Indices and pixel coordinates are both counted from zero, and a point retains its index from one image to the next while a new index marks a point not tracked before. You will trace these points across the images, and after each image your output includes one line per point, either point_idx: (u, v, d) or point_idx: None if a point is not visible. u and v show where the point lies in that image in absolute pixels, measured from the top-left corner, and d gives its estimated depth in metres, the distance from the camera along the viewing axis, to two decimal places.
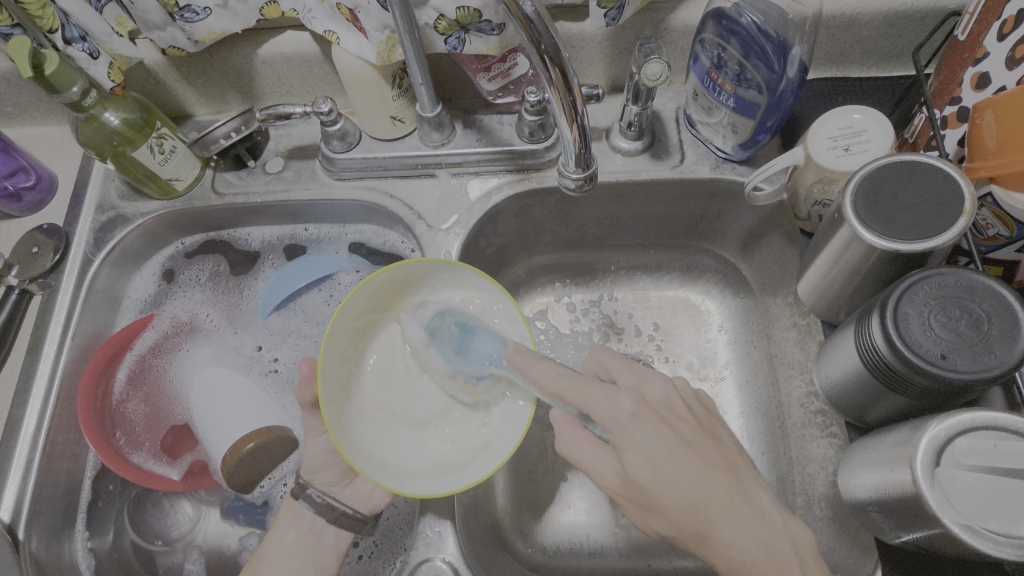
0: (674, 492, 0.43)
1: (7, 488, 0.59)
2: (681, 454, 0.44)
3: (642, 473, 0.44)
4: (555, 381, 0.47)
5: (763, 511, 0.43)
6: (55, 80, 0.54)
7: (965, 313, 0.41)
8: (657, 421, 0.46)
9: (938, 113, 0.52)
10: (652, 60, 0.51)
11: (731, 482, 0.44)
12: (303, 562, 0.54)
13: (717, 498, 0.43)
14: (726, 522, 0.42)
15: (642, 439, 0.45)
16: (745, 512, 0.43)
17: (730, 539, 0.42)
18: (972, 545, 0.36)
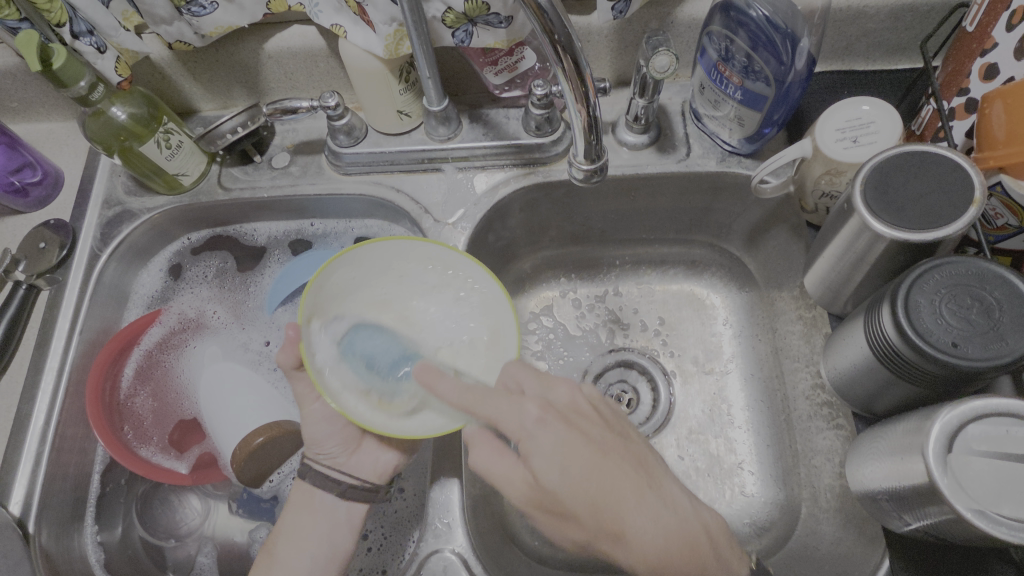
0: (569, 493, 0.43)
1: (17, 482, 0.59)
2: (582, 465, 0.44)
3: (551, 481, 0.43)
4: (462, 395, 0.47)
5: (669, 504, 0.44)
6: (63, 74, 0.54)
7: (976, 301, 0.41)
8: (557, 431, 0.45)
9: (946, 105, 0.52)
10: (660, 53, 0.52)
11: (630, 484, 0.44)
12: (316, 552, 0.53)
13: (539, 471, 0.44)
14: (609, 517, 0.43)
15: (541, 448, 0.44)
16: (652, 505, 0.44)
17: (633, 528, 0.43)
18: (984, 530, 0.37)
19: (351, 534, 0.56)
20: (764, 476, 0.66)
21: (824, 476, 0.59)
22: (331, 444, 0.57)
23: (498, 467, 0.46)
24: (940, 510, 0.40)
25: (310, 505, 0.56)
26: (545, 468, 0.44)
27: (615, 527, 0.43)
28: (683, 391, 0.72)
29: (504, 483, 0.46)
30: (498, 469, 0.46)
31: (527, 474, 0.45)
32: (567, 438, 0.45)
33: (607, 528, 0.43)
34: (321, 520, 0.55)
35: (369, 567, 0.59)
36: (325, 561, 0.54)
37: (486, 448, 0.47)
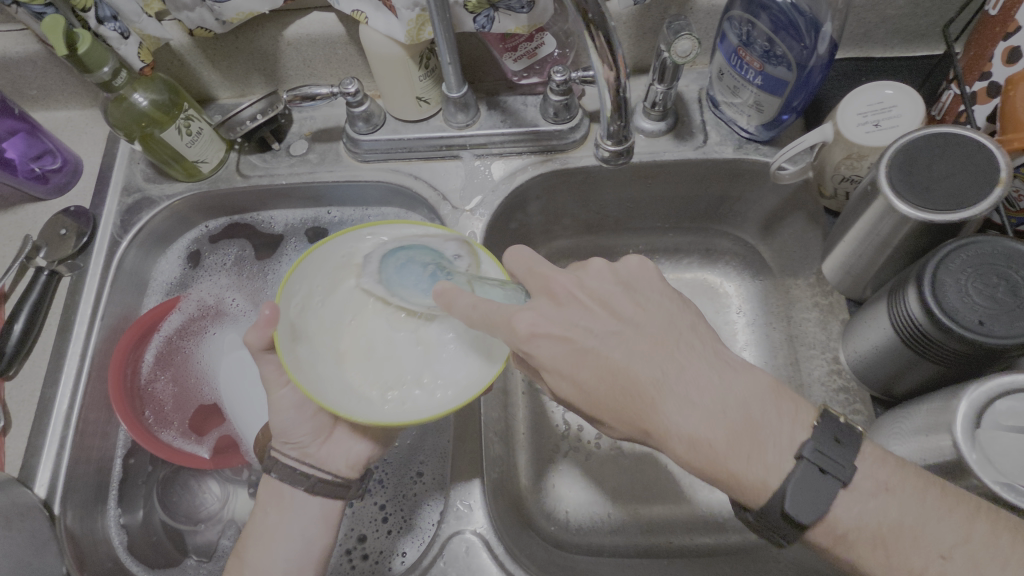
0: (600, 399, 0.43)
1: (41, 464, 0.60)
2: (600, 372, 0.43)
3: (566, 389, 0.45)
4: (476, 312, 0.45)
5: (689, 379, 0.42)
6: (87, 59, 0.55)
7: (1003, 280, 0.42)
8: (566, 347, 0.44)
9: (968, 89, 0.52)
10: (682, 37, 0.51)
11: (640, 372, 0.42)
12: (292, 540, 0.53)
13: (616, 397, 0.43)
14: (652, 426, 0.41)
15: (547, 352, 0.44)
16: (674, 388, 0.41)
17: (674, 420, 0.41)
18: (1012, 503, 0.37)
19: (328, 529, 0.55)
20: None
21: None
22: (300, 434, 0.56)
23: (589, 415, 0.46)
24: (969, 487, 0.40)
25: (278, 501, 0.55)
26: (570, 388, 0.45)
27: (651, 427, 0.42)
28: None
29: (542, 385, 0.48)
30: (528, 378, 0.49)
31: (564, 395, 0.46)
32: (577, 348, 0.44)
33: (645, 429, 0.42)
34: (291, 516, 0.54)
35: (389, 550, 0.60)
36: (303, 554, 0.53)
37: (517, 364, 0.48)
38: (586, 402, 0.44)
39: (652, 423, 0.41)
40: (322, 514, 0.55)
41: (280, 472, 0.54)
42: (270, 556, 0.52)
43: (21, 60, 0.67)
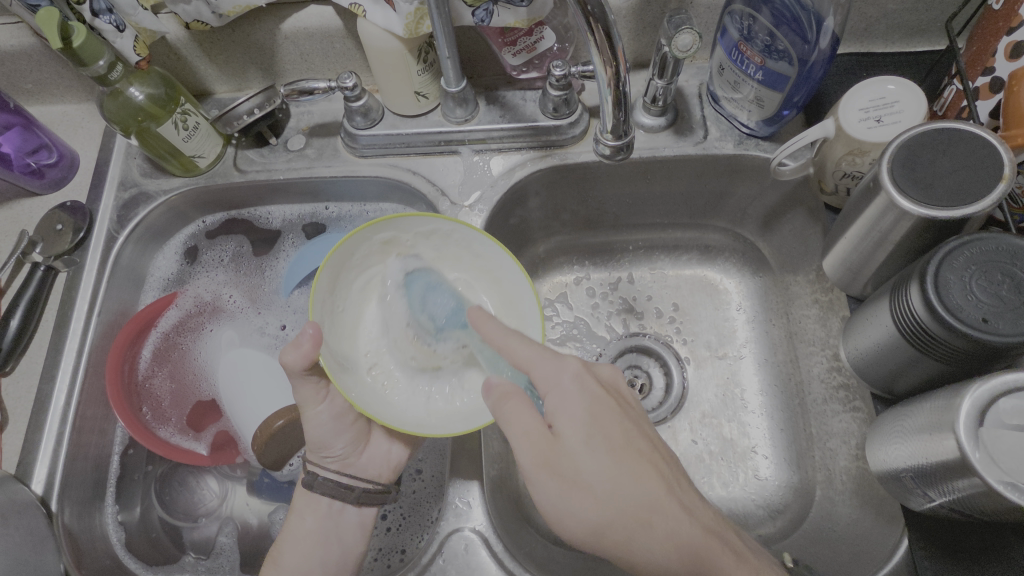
0: (591, 494, 0.43)
1: (39, 461, 0.60)
2: (604, 470, 0.44)
3: (581, 455, 0.44)
4: (503, 340, 0.48)
5: (689, 526, 0.43)
6: (82, 53, 0.54)
7: (1007, 277, 0.41)
8: (592, 433, 0.45)
9: (971, 84, 0.52)
10: (682, 31, 0.51)
11: (647, 499, 0.43)
12: (326, 548, 0.54)
13: (612, 499, 0.43)
14: (615, 540, 0.43)
15: (569, 409, 0.45)
16: (669, 534, 0.42)
17: (656, 560, 0.42)
18: (1015, 502, 0.37)
19: (361, 535, 0.56)
20: (777, 460, 0.66)
21: (839, 458, 0.60)
22: (337, 446, 0.57)
23: (562, 503, 0.44)
24: (969, 484, 0.40)
25: (316, 508, 0.55)
26: (566, 465, 0.44)
27: (630, 549, 0.43)
28: (696, 376, 0.72)
29: (522, 452, 0.45)
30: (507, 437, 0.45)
31: (553, 470, 0.44)
32: (602, 438, 0.45)
33: (625, 547, 0.43)
34: (330, 524, 0.55)
35: (389, 547, 0.60)
36: (336, 563, 0.54)
37: (511, 411, 0.45)
38: (570, 488, 0.44)
39: (622, 542, 0.43)
40: (359, 519, 0.56)
41: (320, 485, 0.55)
42: (309, 563, 0.53)
43: (16, 53, 0.66)
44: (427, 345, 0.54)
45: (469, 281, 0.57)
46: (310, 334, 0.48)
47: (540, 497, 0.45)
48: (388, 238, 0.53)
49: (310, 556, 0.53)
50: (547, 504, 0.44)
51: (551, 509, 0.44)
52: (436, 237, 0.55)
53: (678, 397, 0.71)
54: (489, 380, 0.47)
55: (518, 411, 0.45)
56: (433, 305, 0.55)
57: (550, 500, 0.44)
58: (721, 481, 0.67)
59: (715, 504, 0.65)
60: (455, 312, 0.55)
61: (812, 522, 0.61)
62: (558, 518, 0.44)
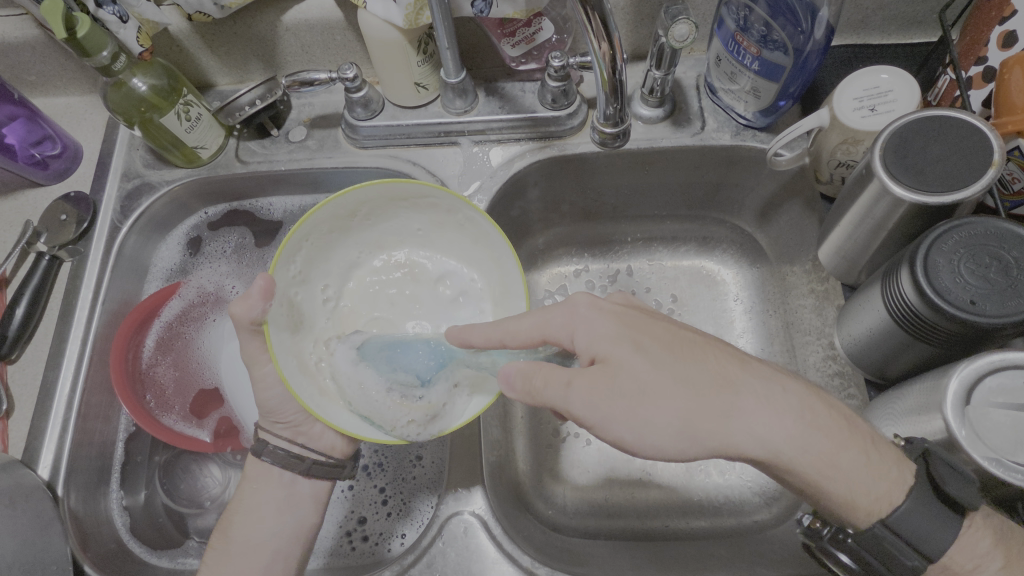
0: (659, 401, 0.41)
1: (45, 446, 0.61)
2: (662, 371, 0.41)
3: (632, 387, 0.41)
4: (494, 334, 0.48)
5: (772, 400, 0.40)
6: (87, 44, 0.55)
7: (995, 260, 0.42)
8: (632, 344, 0.43)
9: (965, 73, 0.52)
10: (679, 21, 0.51)
11: (713, 380, 0.41)
12: (278, 517, 0.54)
13: (685, 395, 0.40)
14: (722, 441, 0.40)
15: (598, 334, 0.44)
16: (757, 404, 0.40)
17: (761, 439, 0.39)
18: (999, 477, 0.38)
19: (316, 509, 0.56)
20: None
21: None
22: (289, 414, 0.56)
23: (643, 429, 0.41)
24: (958, 463, 0.41)
25: (270, 480, 0.56)
26: (621, 387, 0.42)
27: (723, 441, 0.40)
28: None
29: (572, 397, 0.43)
30: (553, 392, 0.43)
31: (609, 399, 0.42)
32: (641, 343, 0.43)
33: (726, 441, 0.40)
34: (284, 494, 0.55)
35: (389, 531, 0.61)
36: (285, 537, 0.54)
37: (538, 377, 0.44)
38: (641, 409, 0.41)
39: (723, 441, 0.40)
40: (312, 492, 0.57)
41: (270, 453, 0.55)
42: (261, 535, 0.53)
43: (19, 46, 0.67)
44: (419, 402, 0.49)
45: (451, 239, 0.60)
46: (261, 291, 0.49)
47: (615, 435, 0.42)
48: (367, 206, 0.56)
49: (261, 529, 0.54)
50: (628, 437, 0.41)
51: (633, 443, 0.41)
52: (406, 196, 0.56)
53: None
54: (505, 371, 0.46)
55: (546, 372, 0.44)
56: (407, 358, 0.52)
57: (628, 432, 0.41)
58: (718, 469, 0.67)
59: (711, 491, 0.66)
60: (435, 349, 0.52)
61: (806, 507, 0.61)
62: (645, 447, 0.41)
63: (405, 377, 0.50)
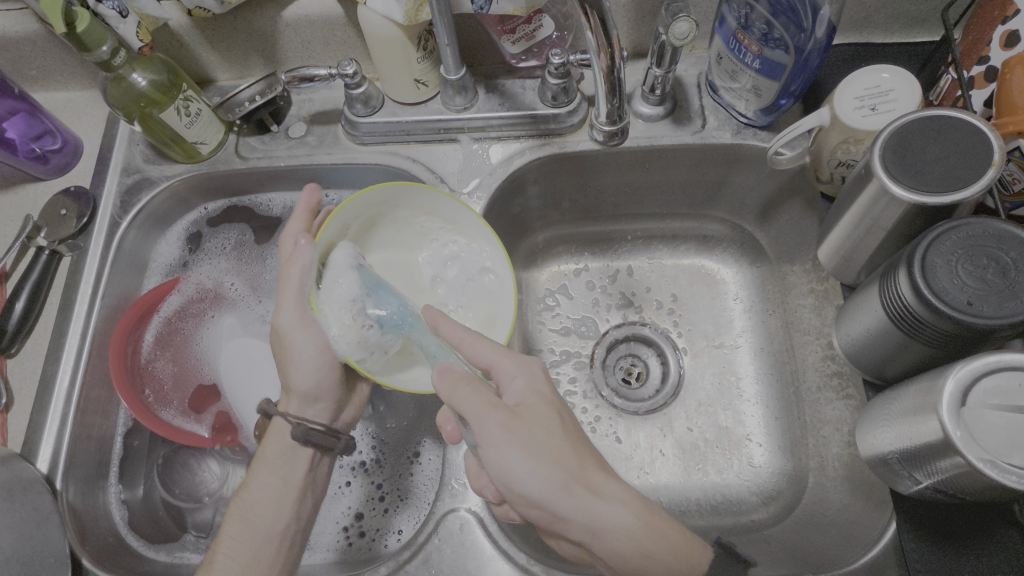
0: (551, 460, 0.44)
1: (44, 440, 0.61)
2: (566, 439, 0.46)
3: (535, 438, 0.45)
4: (461, 337, 0.49)
5: (632, 498, 0.45)
6: (87, 38, 0.55)
7: (994, 261, 0.42)
8: (556, 410, 0.47)
9: (966, 73, 0.52)
10: (680, 19, 0.51)
11: (596, 464, 0.46)
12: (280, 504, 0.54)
13: (568, 469, 0.44)
14: (577, 518, 0.44)
15: (530, 391, 0.48)
16: (619, 497, 0.45)
17: (609, 522, 0.44)
18: (992, 478, 0.38)
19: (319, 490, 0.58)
20: (771, 447, 0.67)
21: (832, 445, 0.61)
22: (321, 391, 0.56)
23: (523, 470, 0.43)
24: (954, 463, 0.41)
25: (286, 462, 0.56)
26: (531, 433, 0.45)
27: (584, 512, 0.43)
28: (692, 366, 0.73)
29: (487, 420, 0.45)
30: (469, 408, 0.45)
31: (517, 440, 0.44)
32: (565, 417, 0.47)
33: (581, 511, 0.43)
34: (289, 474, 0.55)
35: (387, 529, 0.61)
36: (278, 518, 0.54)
37: (471, 392, 0.45)
38: (534, 454, 0.44)
39: (579, 509, 0.44)
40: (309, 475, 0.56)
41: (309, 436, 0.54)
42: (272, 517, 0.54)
43: (20, 40, 0.67)
44: (363, 328, 0.52)
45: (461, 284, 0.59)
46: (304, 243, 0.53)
47: (500, 461, 0.43)
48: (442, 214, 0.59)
49: (289, 513, 0.54)
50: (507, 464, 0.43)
51: (510, 476, 0.43)
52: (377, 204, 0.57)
53: (674, 385, 0.72)
54: (443, 367, 0.47)
55: (479, 392, 0.45)
56: (381, 300, 0.52)
57: (514, 466, 0.43)
58: (716, 469, 0.67)
59: (708, 491, 0.66)
60: (406, 311, 0.52)
61: (804, 508, 0.61)
62: (518, 483, 0.43)
63: (371, 315, 0.52)
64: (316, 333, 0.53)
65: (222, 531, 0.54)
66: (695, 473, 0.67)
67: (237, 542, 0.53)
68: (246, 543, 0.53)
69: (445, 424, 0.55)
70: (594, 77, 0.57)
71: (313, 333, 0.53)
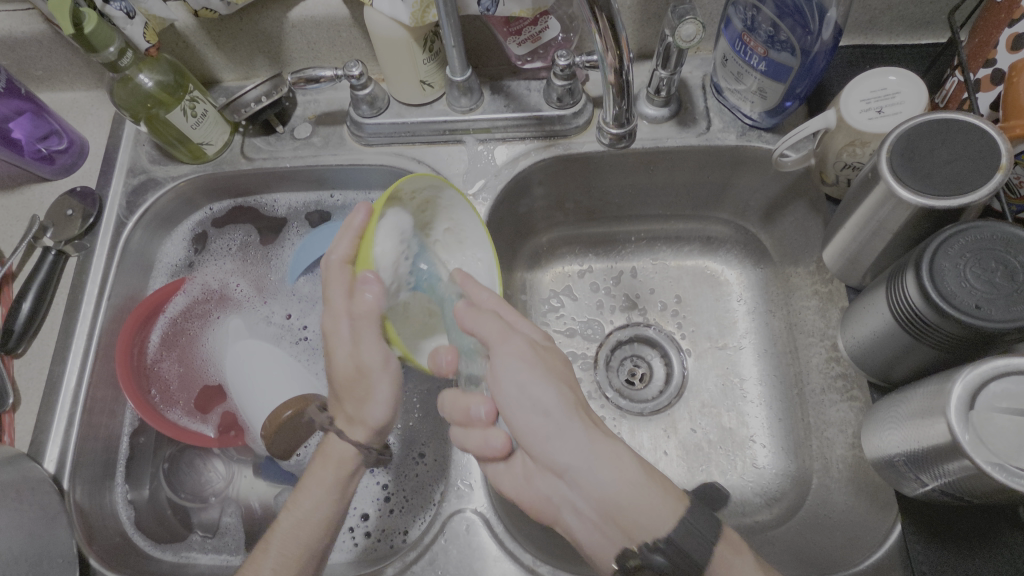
0: (560, 383, 0.46)
1: (51, 440, 0.61)
2: (576, 384, 0.47)
3: (551, 367, 0.46)
4: (485, 293, 0.52)
5: (636, 451, 0.44)
6: (93, 39, 0.55)
7: (1001, 264, 0.42)
8: (572, 364, 0.49)
9: (973, 76, 0.52)
10: (686, 21, 0.51)
11: (599, 417, 0.46)
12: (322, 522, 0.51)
13: (575, 399, 0.45)
14: (577, 442, 0.43)
15: (549, 343, 0.50)
16: (622, 444, 0.44)
17: (609, 455, 0.42)
18: (1002, 483, 0.38)
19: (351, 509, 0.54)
20: (775, 449, 0.67)
21: (836, 446, 0.61)
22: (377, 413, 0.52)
23: (531, 380, 0.45)
24: (961, 466, 0.41)
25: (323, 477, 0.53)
26: (547, 363, 0.47)
27: (588, 436, 0.43)
28: (696, 367, 0.73)
29: (508, 338, 0.47)
30: (372, 353, 0.49)
31: (532, 360, 0.46)
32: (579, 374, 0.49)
33: (583, 434, 0.43)
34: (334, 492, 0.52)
35: (392, 529, 0.61)
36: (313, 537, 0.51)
37: (491, 316, 0.49)
38: (547, 372, 0.46)
39: (581, 433, 0.43)
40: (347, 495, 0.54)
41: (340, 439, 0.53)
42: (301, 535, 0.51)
43: (26, 40, 0.67)
44: (391, 301, 0.51)
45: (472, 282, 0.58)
46: (363, 217, 0.49)
47: (511, 371, 0.45)
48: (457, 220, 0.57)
49: (329, 529, 0.52)
50: (378, 388, 0.50)
51: (521, 382, 0.45)
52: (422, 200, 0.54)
53: (677, 386, 0.72)
54: (468, 301, 0.50)
55: (500, 318, 0.49)
56: (418, 282, 0.52)
57: (523, 374, 0.45)
58: (720, 470, 0.67)
59: (712, 492, 0.66)
60: (437, 301, 0.52)
61: (807, 509, 0.62)
62: (524, 393, 0.44)
63: (403, 288, 0.52)
64: (371, 355, 0.49)
65: (261, 553, 0.50)
66: (698, 474, 0.67)
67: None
68: (289, 560, 0.50)
69: None
70: (602, 78, 0.57)
71: (379, 373, 0.50)
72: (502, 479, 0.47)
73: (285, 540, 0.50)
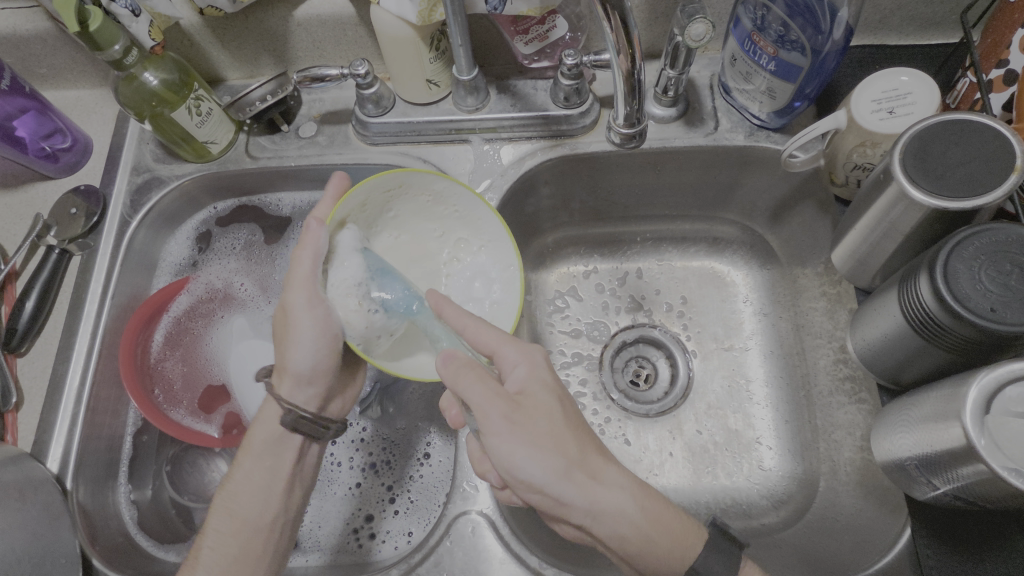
0: (553, 448, 0.43)
1: (54, 440, 0.61)
2: (565, 426, 0.45)
3: (538, 424, 0.44)
4: (465, 322, 0.49)
5: (633, 483, 0.45)
6: (99, 36, 0.56)
7: (1016, 267, 0.42)
8: (557, 396, 0.47)
9: (985, 76, 0.52)
10: (696, 20, 0.51)
11: (596, 450, 0.45)
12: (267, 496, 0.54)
13: (570, 455, 0.44)
14: (580, 505, 0.43)
15: (530, 377, 0.47)
16: (621, 480, 0.45)
17: (612, 505, 0.44)
18: (1018, 488, 0.37)
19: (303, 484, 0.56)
20: (782, 451, 0.67)
21: (844, 449, 0.60)
22: (317, 368, 0.53)
23: (524, 459, 0.43)
24: (975, 471, 0.40)
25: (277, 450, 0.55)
26: (535, 425, 0.44)
27: (590, 498, 0.43)
28: (702, 369, 0.72)
29: (492, 410, 0.44)
30: (325, 338, 0.52)
31: (520, 430, 0.43)
32: (567, 405, 0.47)
33: (585, 497, 0.43)
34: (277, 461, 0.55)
35: (397, 530, 0.61)
36: (262, 507, 0.53)
37: (475, 383, 0.44)
38: (537, 444, 0.43)
39: (580, 495, 0.43)
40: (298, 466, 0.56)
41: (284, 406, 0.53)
42: (255, 504, 0.53)
43: (31, 38, 0.67)
44: (370, 313, 0.50)
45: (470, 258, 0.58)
46: (316, 225, 0.50)
47: (506, 453, 0.43)
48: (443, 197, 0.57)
49: (277, 504, 0.54)
50: (298, 330, 0.50)
51: (516, 463, 0.43)
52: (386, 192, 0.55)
53: (683, 387, 0.72)
54: (447, 352, 0.47)
55: (482, 381, 0.45)
56: (385, 284, 0.51)
57: (515, 453, 0.43)
58: (726, 472, 0.67)
59: (718, 494, 0.66)
60: (411, 295, 0.51)
61: (815, 512, 0.61)
62: (520, 471, 0.43)
63: (375, 299, 0.51)
64: (322, 314, 0.50)
65: (206, 526, 0.53)
66: (704, 476, 0.67)
67: (221, 547, 0.52)
68: (232, 536, 0.52)
69: (450, 408, 0.55)
70: (612, 77, 0.56)
71: (311, 327, 0.51)
72: (514, 496, 0.52)
73: (229, 516, 0.53)
